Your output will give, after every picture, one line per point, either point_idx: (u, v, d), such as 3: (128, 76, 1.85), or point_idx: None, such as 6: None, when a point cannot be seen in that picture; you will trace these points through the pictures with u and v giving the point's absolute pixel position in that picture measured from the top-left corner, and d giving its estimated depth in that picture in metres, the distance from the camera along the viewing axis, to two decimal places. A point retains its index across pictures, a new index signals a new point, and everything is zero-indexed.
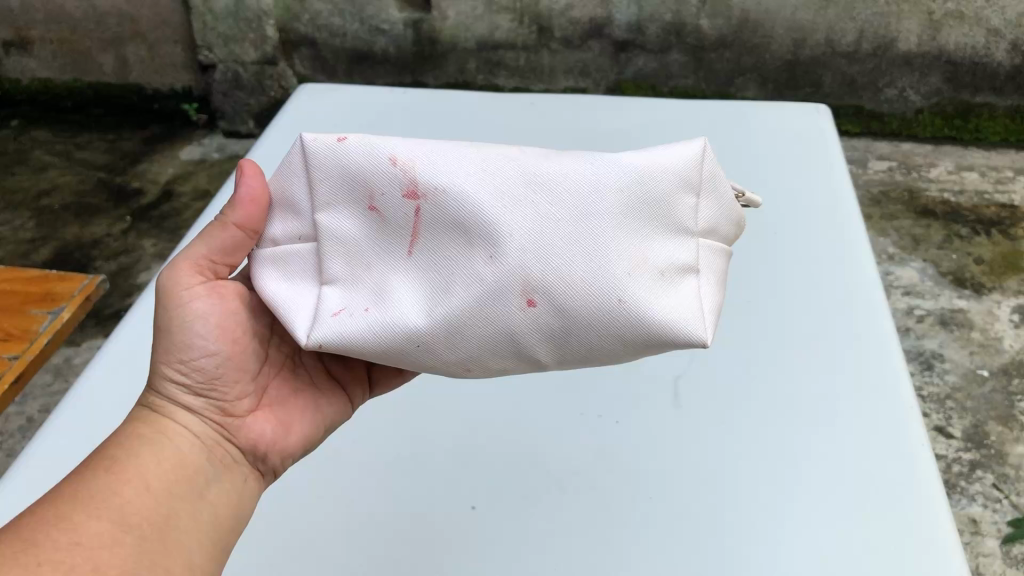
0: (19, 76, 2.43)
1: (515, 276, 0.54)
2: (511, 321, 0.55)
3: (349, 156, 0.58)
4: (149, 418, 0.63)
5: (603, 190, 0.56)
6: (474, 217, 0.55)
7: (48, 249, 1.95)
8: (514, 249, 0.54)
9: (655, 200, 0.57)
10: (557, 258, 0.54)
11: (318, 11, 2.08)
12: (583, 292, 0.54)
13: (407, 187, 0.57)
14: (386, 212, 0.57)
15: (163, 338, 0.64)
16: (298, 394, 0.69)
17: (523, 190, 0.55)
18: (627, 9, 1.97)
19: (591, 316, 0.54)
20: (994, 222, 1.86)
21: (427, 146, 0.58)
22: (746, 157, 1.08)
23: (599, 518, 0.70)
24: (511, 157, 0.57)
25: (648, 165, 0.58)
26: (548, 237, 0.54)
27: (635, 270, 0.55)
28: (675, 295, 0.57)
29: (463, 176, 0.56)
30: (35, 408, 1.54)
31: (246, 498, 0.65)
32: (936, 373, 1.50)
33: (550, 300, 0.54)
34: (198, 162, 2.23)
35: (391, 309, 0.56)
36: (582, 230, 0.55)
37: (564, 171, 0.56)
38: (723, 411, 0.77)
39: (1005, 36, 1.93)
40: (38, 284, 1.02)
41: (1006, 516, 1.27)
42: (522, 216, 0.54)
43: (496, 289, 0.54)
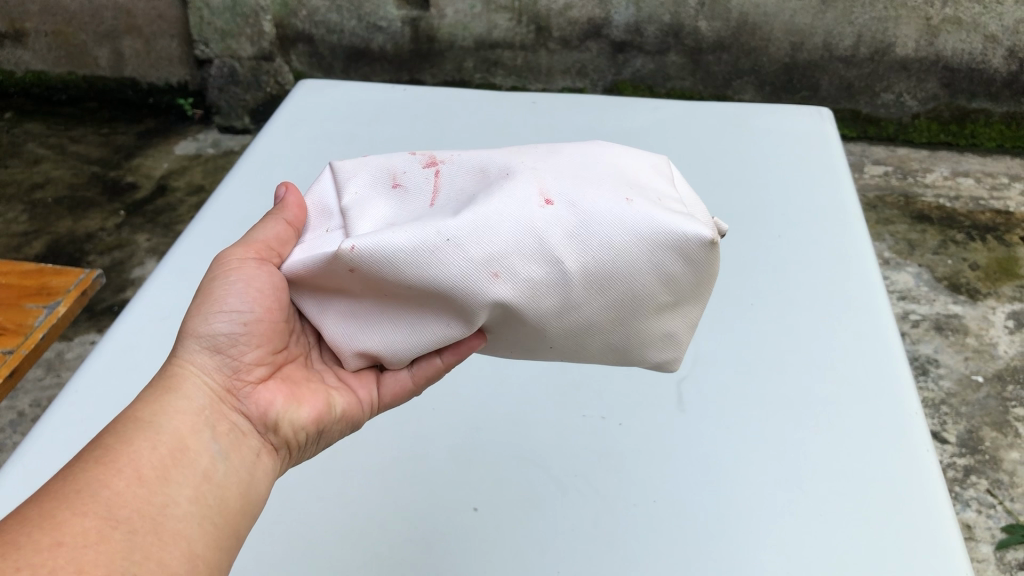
0: (13, 68, 2.41)
1: (531, 187, 0.62)
2: (534, 216, 0.61)
3: (374, 161, 0.70)
4: (163, 378, 0.64)
5: (596, 156, 0.68)
6: (489, 168, 0.67)
7: (40, 242, 1.94)
8: (529, 174, 0.64)
9: (639, 167, 0.68)
10: (566, 178, 0.64)
11: (315, 7, 2.07)
12: (593, 194, 0.62)
13: (427, 167, 0.69)
14: (410, 184, 0.67)
15: (200, 296, 0.67)
16: (311, 378, 0.71)
17: (530, 156, 0.68)
18: (625, 10, 1.96)
19: (604, 212, 0.61)
20: (989, 228, 1.87)
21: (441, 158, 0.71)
22: (749, 159, 1.08)
23: (603, 523, 0.69)
24: (514, 152, 0.70)
25: (625, 151, 0.70)
26: (556, 169, 0.65)
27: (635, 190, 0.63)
28: (676, 211, 0.63)
29: (478, 156, 0.69)
30: (26, 403, 1.53)
31: (256, 474, 0.64)
32: (931, 378, 1.51)
33: (565, 200, 0.61)
34: (193, 157, 2.22)
35: (420, 222, 0.61)
36: (582, 168, 0.66)
37: (561, 150, 0.69)
38: (726, 413, 0.76)
39: (1002, 43, 1.94)
40: (34, 278, 1.01)
41: (999, 522, 1.27)
42: (531, 164, 0.65)
43: (518, 193, 0.62)
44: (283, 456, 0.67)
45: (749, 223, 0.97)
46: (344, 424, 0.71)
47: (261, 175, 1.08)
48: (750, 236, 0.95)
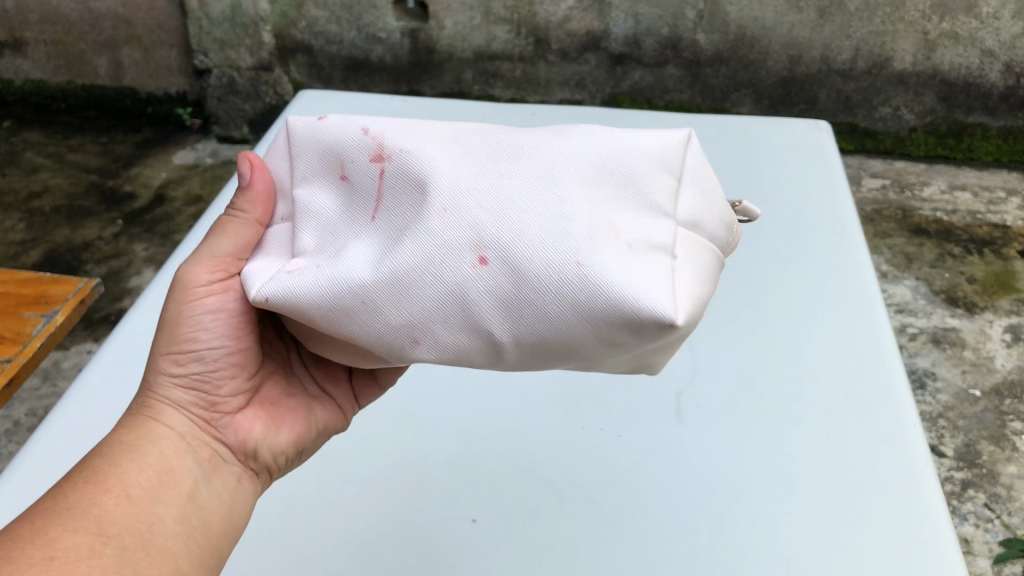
0: (12, 76, 2.41)
1: (466, 231, 0.49)
2: (461, 280, 0.49)
3: (325, 134, 0.58)
4: (138, 413, 0.62)
5: (568, 156, 0.52)
6: (429, 171, 0.52)
7: (37, 251, 1.94)
8: (466, 200, 0.50)
9: (627, 171, 0.53)
10: (512, 209, 0.50)
11: (315, 18, 2.07)
12: (538, 245, 0.49)
13: (374, 153, 0.55)
14: (355, 179, 0.56)
15: (168, 334, 0.63)
16: (290, 394, 0.70)
17: (488, 154, 0.52)
18: (624, 23, 1.97)
19: (553, 273, 0.48)
20: (987, 242, 1.87)
21: (400, 122, 0.57)
22: (746, 171, 1.08)
23: (601, 534, 0.69)
24: (477, 136, 0.54)
25: (625, 145, 0.54)
26: (504, 191, 0.50)
27: (602, 230, 0.50)
28: (651, 267, 0.50)
29: (429, 142, 0.54)
30: (22, 412, 1.53)
31: (238, 498, 0.63)
32: (928, 391, 1.50)
33: (504, 252, 0.49)
34: (191, 167, 2.22)
35: (340, 265, 0.52)
36: (545, 187, 0.50)
37: (535, 142, 0.53)
38: (723, 426, 0.76)
39: (999, 58, 1.95)
40: (32, 287, 1.01)
41: (997, 536, 1.27)
42: (479, 175, 0.51)
43: (446, 243, 0.49)
44: (265, 478, 0.67)
45: (747, 235, 0.97)
46: (318, 437, 0.71)
47: None
48: (750, 247, 0.96)
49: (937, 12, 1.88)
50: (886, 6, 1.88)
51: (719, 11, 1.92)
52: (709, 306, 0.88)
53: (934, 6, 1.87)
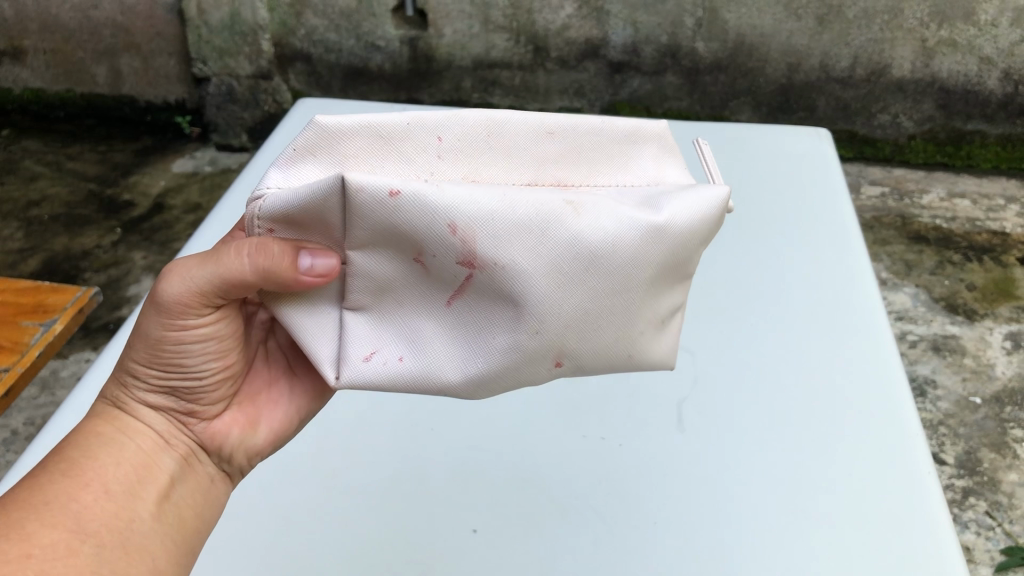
0: (11, 85, 2.41)
1: (555, 350, 0.57)
2: (538, 377, 0.59)
3: (401, 215, 0.52)
4: (111, 414, 0.61)
5: (643, 266, 0.57)
6: (529, 294, 0.54)
7: (36, 260, 1.93)
8: (560, 325, 0.55)
9: (677, 257, 0.59)
10: (592, 328, 0.57)
11: (314, 27, 2.07)
12: (607, 354, 0.59)
13: (464, 257, 0.53)
14: (432, 265, 0.55)
15: (144, 342, 0.60)
16: (271, 386, 0.68)
17: (582, 271, 0.55)
18: (623, 31, 1.97)
19: (603, 364, 0.60)
20: (986, 249, 1.87)
21: (487, 200, 0.53)
22: (747, 180, 1.08)
23: (602, 545, 0.69)
24: (564, 231, 0.54)
25: (687, 231, 0.58)
26: (590, 314, 0.56)
27: (647, 325, 0.61)
28: (665, 340, 0.63)
29: (525, 251, 0.53)
30: (20, 421, 1.52)
31: (211, 499, 0.63)
32: (929, 399, 1.50)
33: (577, 362, 0.59)
34: (190, 175, 2.22)
35: (423, 358, 0.57)
36: (617, 303, 0.57)
37: (617, 243, 0.55)
38: (726, 434, 0.76)
39: (998, 65, 1.95)
40: (30, 296, 1.01)
41: (999, 544, 1.26)
42: (570, 298, 0.55)
43: (539, 358, 0.57)
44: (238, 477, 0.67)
45: (748, 243, 0.97)
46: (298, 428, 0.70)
47: None
48: (751, 256, 0.95)
49: (936, 20, 1.88)
50: (884, 14, 1.88)
51: (718, 19, 1.92)
52: (710, 314, 0.88)
53: (933, 14, 1.88)
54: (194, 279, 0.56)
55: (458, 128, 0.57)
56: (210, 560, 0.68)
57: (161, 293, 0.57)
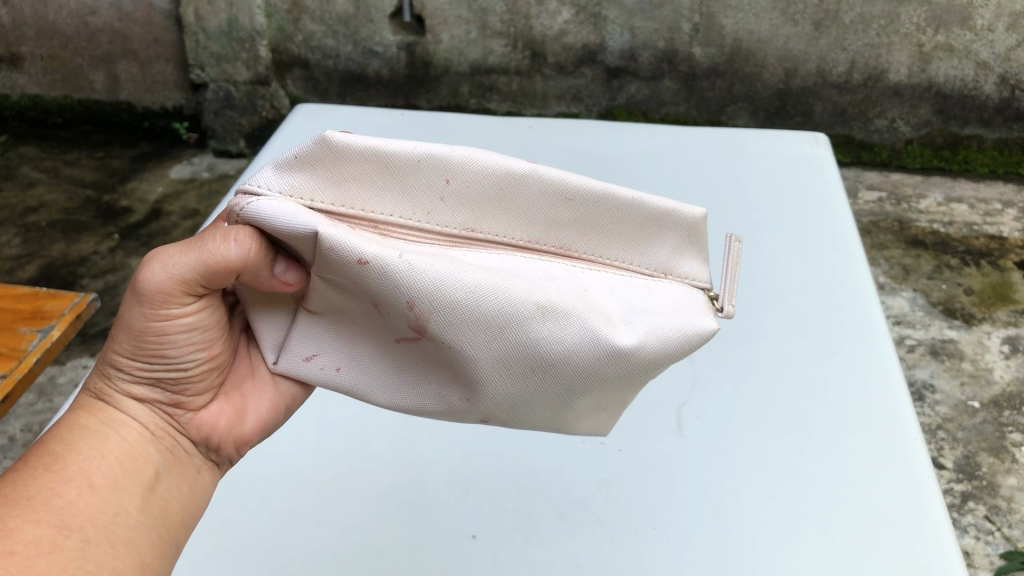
0: (8, 91, 2.41)
1: (479, 413, 0.61)
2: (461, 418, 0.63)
3: (364, 280, 0.53)
4: (94, 408, 0.60)
5: (591, 382, 0.59)
6: (469, 372, 0.57)
7: (34, 266, 1.93)
8: (489, 403, 0.59)
9: (633, 379, 0.60)
10: (523, 407, 0.61)
11: (312, 32, 2.08)
12: (534, 422, 0.63)
13: (416, 325, 0.55)
14: (391, 317, 0.56)
15: (127, 333, 0.58)
16: (257, 374, 0.66)
17: (525, 370, 0.57)
18: (620, 37, 1.98)
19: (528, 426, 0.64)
20: (983, 253, 1.87)
21: (457, 299, 0.54)
22: (744, 184, 1.08)
23: (602, 550, 0.69)
24: (521, 339, 0.56)
25: (649, 361, 0.59)
26: (522, 399, 0.60)
27: (583, 412, 0.63)
28: (613, 417, 0.65)
29: (473, 348, 0.55)
30: (17, 428, 1.52)
31: (198, 490, 0.63)
32: (927, 404, 1.50)
33: (503, 421, 0.63)
34: (187, 181, 2.22)
35: (359, 379, 0.61)
36: (555, 396, 0.60)
37: (570, 359, 0.57)
38: (724, 438, 0.76)
39: (994, 69, 1.95)
40: (27, 302, 1.00)
41: (998, 548, 1.26)
42: (508, 384, 0.58)
43: (462, 414, 0.61)
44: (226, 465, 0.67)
45: (745, 246, 0.97)
46: (286, 414, 0.69)
47: None
48: (748, 259, 0.96)
49: (932, 25, 1.89)
50: (881, 19, 1.89)
51: (715, 24, 1.93)
52: None
53: (929, 19, 1.88)
54: (178, 269, 0.55)
55: (470, 176, 0.57)
56: (209, 565, 0.68)
57: (142, 282, 0.56)
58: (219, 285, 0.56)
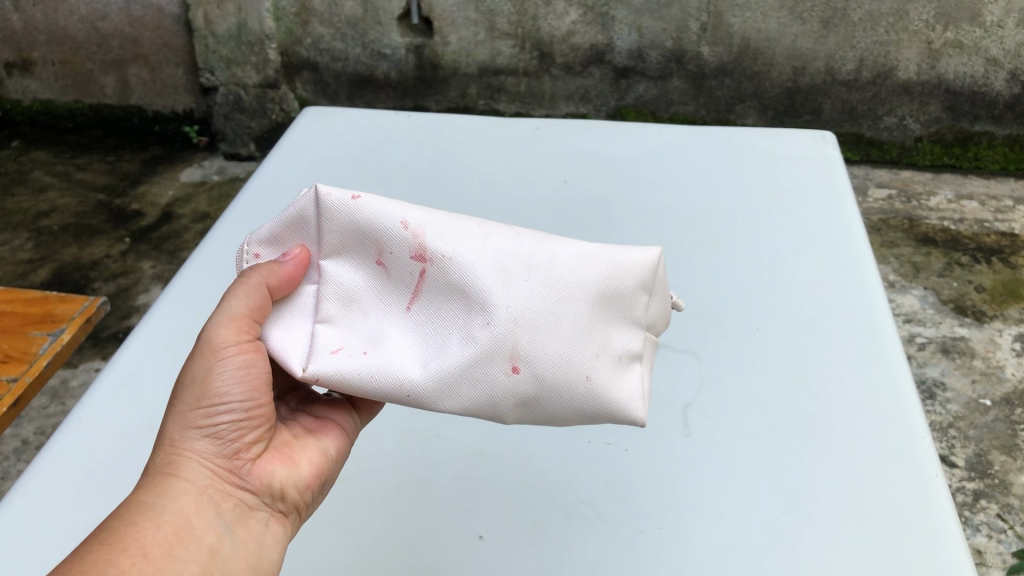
0: (20, 97, 2.43)
1: (505, 344, 0.59)
2: (497, 385, 0.59)
3: (363, 214, 0.61)
4: (156, 467, 0.60)
5: (583, 282, 0.62)
6: (476, 285, 0.59)
7: (46, 270, 1.94)
8: (509, 318, 0.59)
9: (618, 293, 0.64)
10: (545, 337, 0.60)
11: (320, 35, 2.08)
12: (562, 365, 0.60)
13: (416, 251, 0.61)
14: (395, 269, 0.62)
15: (188, 388, 0.61)
16: (298, 438, 0.69)
17: (521, 270, 0.60)
18: (628, 36, 1.98)
19: (562, 387, 0.60)
20: (994, 251, 1.86)
21: (437, 216, 0.63)
22: (749, 184, 1.08)
23: (608, 549, 0.69)
24: (506, 242, 0.61)
25: (621, 262, 0.64)
26: (539, 315, 0.60)
27: (602, 354, 0.62)
28: (626, 382, 0.63)
29: (468, 247, 0.61)
30: (30, 430, 1.53)
31: (266, 543, 0.63)
32: (938, 402, 1.50)
33: (535, 370, 0.59)
34: (198, 184, 2.23)
35: (387, 356, 0.60)
36: (566, 311, 0.61)
37: (554, 259, 0.62)
38: (732, 440, 0.76)
39: (1004, 66, 1.94)
40: (38, 305, 1.01)
41: (1011, 547, 1.26)
42: (516, 288, 0.60)
43: (490, 350, 0.59)
44: (293, 519, 0.66)
45: (750, 246, 0.97)
46: (336, 465, 0.70)
47: (265, 199, 1.07)
48: (753, 258, 0.95)
49: (941, 21, 1.88)
50: (889, 16, 1.88)
51: (722, 23, 1.92)
52: (716, 316, 0.88)
53: (938, 16, 1.87)
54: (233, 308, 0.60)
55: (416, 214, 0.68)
56: None
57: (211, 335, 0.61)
58: (265, 313, 0.61)
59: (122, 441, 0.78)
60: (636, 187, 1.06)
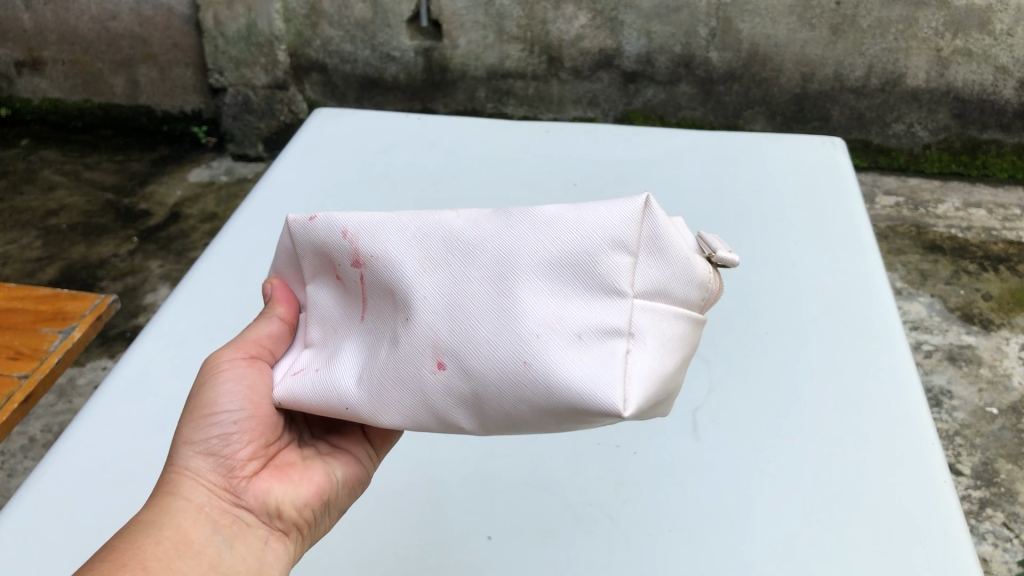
0: (30, 96, 2.44)
1: (426, 339, 0.54)
2: (426, 385, 0.54)
3: (315, 233, 0.63)
4: (155, 491, 0.61)
5: (520, 256, 0.53)
6: (398, 280, 0.56)
7: (54, 268, 1.95)
8: (425, 312, 0.54)
9: (574, 257, 0.52)
10: (467, 322, 0.53)
11: (330, 37, 2.09)
12: (489, 353, 0.52)
13: (353, 258, 0.60)
14: (348, 281, 0.61)
15: (188, 412, 0.64)
16: (305, 458, 0.68)
17: (448, 257, 0.55)
18: (636, 41, 1.98)
19: (496, 378, 0.51)
20: (1002, 259, 1.86)
21: (379, 217, 0.60)
22: (758, 188, 1.08)
23: (618, 551, 0.69)
24: (441, 227, 0.57)
25: (577, 222, 0.53)
26: (459, 301, 0.53)
27: (547, 332, 0.51)
28: (589, 361, 0.50)
29: (398, 241, 0.58)
30: (37, 428, 1.54)
31: (267, 560, 0.62)
32: (944, 410, 1.49)
33: (459, 364, 0.53)
34: (207, 184, 2.24)
35: (332, 372, 0.59)
36: (491, 291, 0.53)
37: (491, 235, 0.55)
38: (744, 445, 0.76)
39: (1013, 74, 1.94)
40: (49, 303, 1.02)
41: (1016, 556, 1.25)
42: (438, 278, 0.55)
43: (410, 350, 0.54)
44: (297, 537, 0.65)
45: (759, 251, 0.97)
46: (348, 491, 0.69)
47: (275, 200, 1.07)
48: (763, 263, 0.96)
49: (951, 29, 1.88)
50: (898, 23, 1.88)
51: (731, 28, 1.93)
52: (725, 321, 0.88)
53: (948, 24, 1.87)
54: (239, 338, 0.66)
55: None
56: None
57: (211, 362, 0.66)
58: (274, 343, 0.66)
59: (135, 440, 0.79)
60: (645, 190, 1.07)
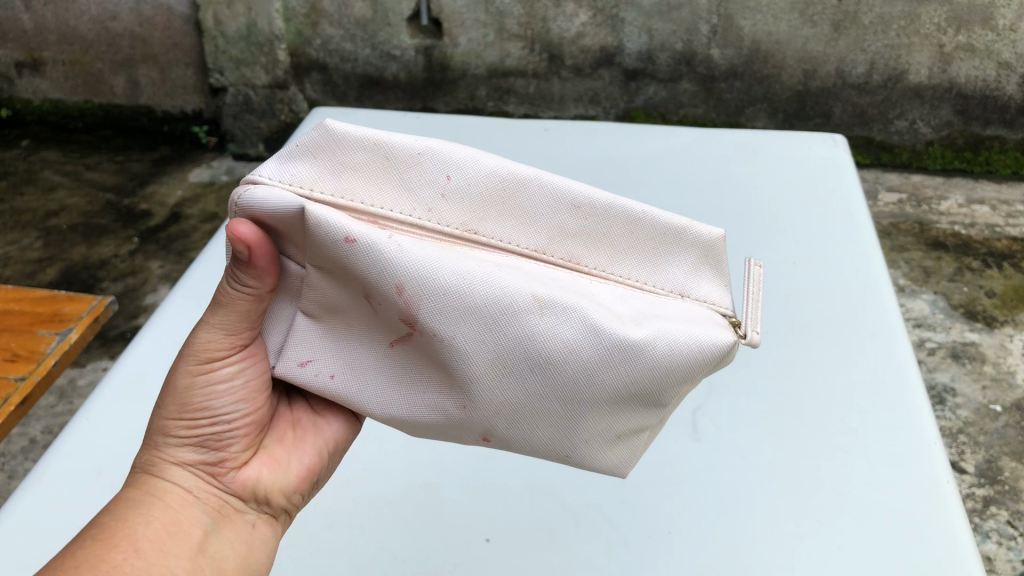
0: (30, 96, 2.44)
1: (479, 424, 0.57)
2: (465, 436, 0.59)
3: (348, 260, 0.51)
4: (141, 471, 0.60)
5: (598, 389, 0.54)
6: (460, 368, 0.54)
7: (54, 269, 1.95)
8: (489, 412, 0.55)
9: (645, 393, 0.55)
10: (527, 423, 0.56)
11: (330, 36, 2.08)
12: (539, 444, 0.58)
13: (405, 315, 0.53)
14: (381, 309, 0.54)
15: (172, 395, 0.60)
16: (295, 428, 0.67)
17: (522, 367, 0.54)
18: (637, 39, 1.97)
19: (536, 454, 0.59)
20: (1006, 255, 1.85)
21: (433, 260, 0.52)
22: (759, 186, 1.07)
23: (617, 553, 0.68)
24: (519, 329, 0.52)
25: (667, 365, 0.54)
26: (524, 408, 0.55)
27: (595, 439, 0.58)
28: (617, 455, 0.60)
29: (465, 331, 0.52)
30: (38, 430, 1.53)
31: (256, 544, 0.62)
32: (948, 407, 1.48)
33: (506, 441, 0.58)
34: (207, 184, 2.23)
35: (355, 387, 0.58)
36: (560, 409, 0.56)
37: (575, 358, 0.53)
38: (744, 445, 0.75)
39: (1016, 70, 1.93)
40: (46, 305, 1.01)
41: (1021, 554, 1.25)
42: (507, 385, 0.54)
43: (460, 423, 0.57)
44: (284, 519, 0.65)
45: (759, 250, 0.97)
46: (334, 460, 0.69)
47: None
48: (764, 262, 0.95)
49: (953, 25, 1.87)
50: (901, 19, 1.87)
51: (733, 25, 1.92)
52: None
53: (950, 20, 1.86)
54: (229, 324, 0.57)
55: (471, 175, 0.55)
56: None
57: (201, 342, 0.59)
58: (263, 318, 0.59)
59: (132, 441, 0.78)
60: (644, 188, 1.06)
